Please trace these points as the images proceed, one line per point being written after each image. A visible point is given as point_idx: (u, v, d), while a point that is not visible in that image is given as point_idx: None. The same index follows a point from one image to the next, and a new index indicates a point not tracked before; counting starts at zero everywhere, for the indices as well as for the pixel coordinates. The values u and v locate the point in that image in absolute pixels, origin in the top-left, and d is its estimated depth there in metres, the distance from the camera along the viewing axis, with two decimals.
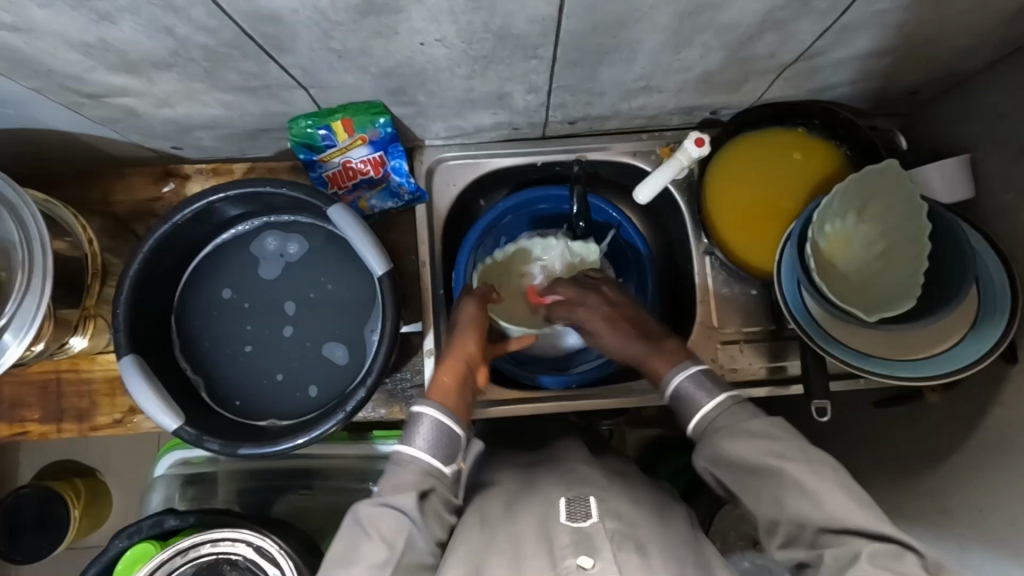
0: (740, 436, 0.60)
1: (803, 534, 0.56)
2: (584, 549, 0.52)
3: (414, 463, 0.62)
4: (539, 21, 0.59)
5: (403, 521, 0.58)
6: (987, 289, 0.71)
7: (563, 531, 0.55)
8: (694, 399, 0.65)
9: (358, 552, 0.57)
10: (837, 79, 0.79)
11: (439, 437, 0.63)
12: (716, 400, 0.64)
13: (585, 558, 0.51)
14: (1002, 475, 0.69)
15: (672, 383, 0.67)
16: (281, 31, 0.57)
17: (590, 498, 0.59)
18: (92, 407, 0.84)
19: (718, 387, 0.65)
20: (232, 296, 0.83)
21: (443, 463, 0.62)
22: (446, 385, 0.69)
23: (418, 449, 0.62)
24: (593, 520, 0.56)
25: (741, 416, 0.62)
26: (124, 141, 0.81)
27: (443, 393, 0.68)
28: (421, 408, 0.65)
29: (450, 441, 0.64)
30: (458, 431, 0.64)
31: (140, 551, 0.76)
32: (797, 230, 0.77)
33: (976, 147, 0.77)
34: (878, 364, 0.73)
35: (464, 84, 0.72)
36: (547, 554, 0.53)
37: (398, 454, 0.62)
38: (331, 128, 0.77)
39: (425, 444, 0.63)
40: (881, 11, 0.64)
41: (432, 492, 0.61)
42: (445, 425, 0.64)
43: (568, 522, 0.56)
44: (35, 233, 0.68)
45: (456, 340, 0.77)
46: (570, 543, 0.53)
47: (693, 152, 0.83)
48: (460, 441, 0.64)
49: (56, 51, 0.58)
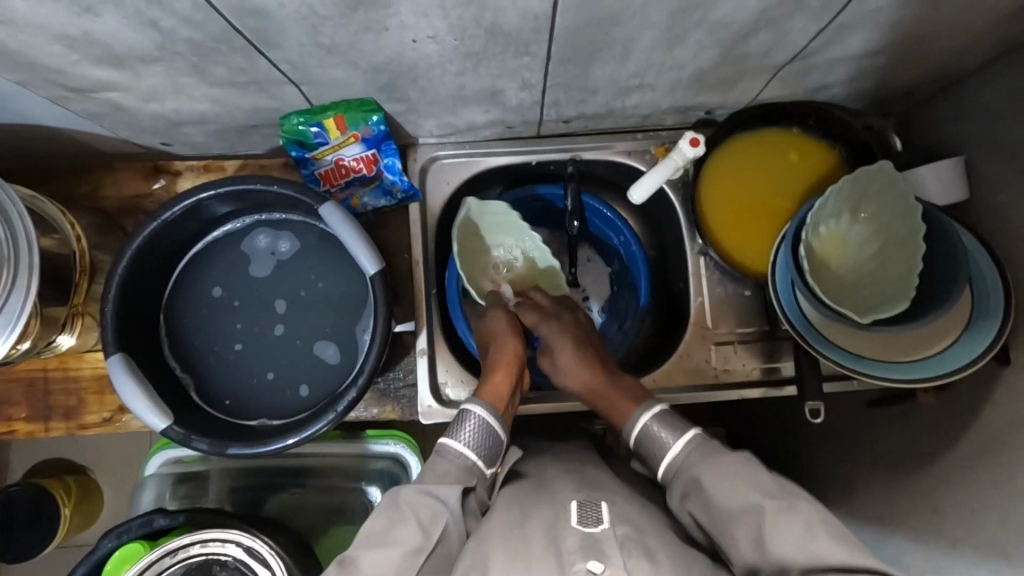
0: (716, 470, 0.61)
1: (784, 574, 0.54)
2: (593, 553, 0.52)
3: (458, 458, 0.63)
4: (531, 17, 0.59)
5: (439, 509, 0.58)
6: (980, 290, 0.71)
7: (573, 535, 0.54)
8: (660, 442, 0.67)
9: (394, 534, 0.56)
10: (831, 78, 0.79)
11: (485, 438, 0.65)
12: (684, 438, 0.65)
13: (595, 562, 0.51)
14: (992, 477, 0.69)
15: (636, 425, 0.69)
16: (269, 26, 0.56)
17: (602, 503, 0.59)
18: (80, 405, 0.83)
19: (685, 426, 0.67)
20: (222, 294, 0.82)
21: (483, 465, 0.65)
22: (495, 391, 0.72)
23: (465, 445, 0.64)
24: (604, 525, 0.55)
25: (706, 455, 0.63)
26: (113, 137, 0.80)
27: (493, 398, 0.71)
28: (469, 407, 0.67)
29: (494, 444, 0.66)
30: (501, 435, 0.67)
31: (129, 551, 0.76)
32: (792, 232, 0.76)
33: (970, 148, 0.77)
34: (871, 366, 0.73)
35: (456, 80, 0.71)
36: (553, 555, 0.53)
37: (444, 447, 0.64)
38: (323, 126, 0.76)
39: (472, 441, 0.65)
40: (875, 10, 0.64)
41: (472, 490, 0.63)
42: (491, 429, 0.66)
43: (579, 526, 0.55)
44: (20, 230, 0.68)
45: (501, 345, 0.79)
46: (579, 548, 0.52)
47: (688, 152, 0.83)
48: (501, 446, 0.67)
49: (40, 44, 0.57)
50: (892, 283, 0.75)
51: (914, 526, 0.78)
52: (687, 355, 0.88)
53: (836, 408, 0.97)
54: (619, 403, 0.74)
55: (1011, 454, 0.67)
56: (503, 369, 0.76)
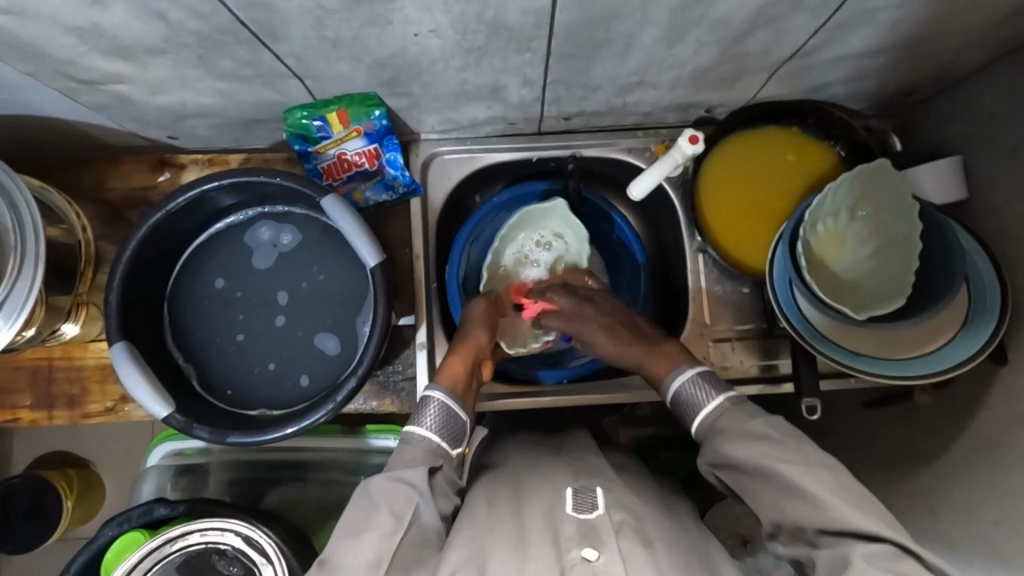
0: (741, 436, 0.61)
1: (803, 534, 0.56)
2: (589, 541, 0.53)
3: (423, 442, 0.63)
4: (532, 13, 0.59)
5: (411, 494, 0.58)
6: (976, 290, 0.71)
7: (569, 522, 0.55)
8: (695, 400, 0.68)
9: (367, 521, 0.56)
10: (830, 78, 0.80)
11: (447, 421, 0.66)
12: (717, 401, 0.66)
13: (590, 550, 0.52)
14: (991, 473, 0.69)
15: (671, 390, 0.70)
16: (274, 18, 0.57)
17: (597, 488, 0.59)
18: (83, 394, 0.84)
19: (717, 388, 0.67)
20: (225, 285, 0.83)
21: (449, 446, 0.65)
22: (453, 373, 0.71)
23: (428, 429, 0.64)
24: (598, 511, 0.56)
25: (737, 418, 0.63)
26: (119, 129, 0.81)
27: (450, 381, 0.70)
28: (430, 394, 0.67)
29: (456, 426, 0.66)
30: (463, 417, 0.67)
31: (129, 539, 0.76)
32: (789, 232, 0.77)
33: (969, 148, 0.77)
34: (868, 362, 0.73)
35: (458, 76, 0.72)
36: (551, 541, 0.54)
37: (408, 434, 0.64)
38: (326, 119, 0.77)
39: (434, 425, 0.65)
40: (873, 9, 0.64)
41: (439, 470, 0.63)
42: (452, 412, 0.66)
43: (574, 513, 0.56)
44: (28, 219, 0.69)
45: (467, 334, 0.79)
46: (576, 534, 0.54)
47: (688, 149, 0.84)
48: (465, 427, 0.67)
49: (50, 34, 0.58)
50: (890, 282, 0.75)
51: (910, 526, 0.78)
52: (685, 351, 0.88)
53: (835, 408, 0.97)
54: (657, 367, 0.74)
55: (1008, 453, 0.67)
56: (460, 354, 0.75)
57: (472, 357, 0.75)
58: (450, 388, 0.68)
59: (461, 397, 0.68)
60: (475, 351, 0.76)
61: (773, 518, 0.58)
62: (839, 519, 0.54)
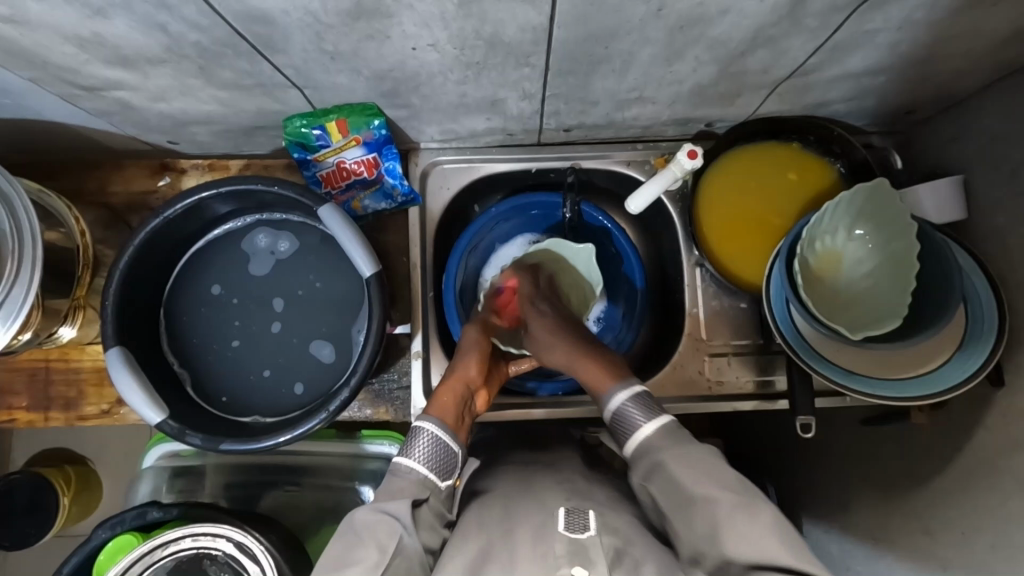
0: (686, 459, 0.62)
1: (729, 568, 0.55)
2: (579, 560, 0.53)
3: (411, 473, 0.64)
4: (531, 30, 0.59)
5: (395, 527, 0.58)
6: (973, 313, 0.70)
7: (560, 540, 0.56)
8: (633, 420, 0.68)
9: (353, 555, 0.56)
10: (831, 96, 0.79)
11: (437, 453, 0.66)
12: (657, 421, 0.66)
13: (580, 569, 0.53)
14: (986, 500, 0.68)
15: (614, 402, 0.70)
16: (273, 31, 0.57)
17: (589, 510, 0.60)
18: (80, 397, 0.85)
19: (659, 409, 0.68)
20: (222, 292, 0.83)
21: (438, 478, 0.65)
22: (441, 403, 0.72)
23: (417, 461, 0.65)
24: (590, 532, 0.57)
25: (675, 439, 0.65)
26: (121, 134, 0.81)
27: (441, 411, 0.71)
28: (421, 424, 0.68)
29: (447, 458, 0.67)
30: (455, 448, 0.68)
31: (121, 542, 0.76)
32: (786, 247, 0.76)
33: (970, 169, 0.77)
34: (864, 382, 0.73)
35: (457, 89, 0.72)
36: (539, 560, 0.54)
37: (397, 465, 0.65)
38: (326, 129, 0.77)
39: (423, 457, 0.65)
40: (873, 30, 0.64)
41: (426, 503, 0.63)
42: (442, 443, 0.67)
43: (566, 531, 0.57)
44: (26, 224, 0.69)
45: (459, 362, 0.78)
46: (566, 553, 0.54)
47: (685, 164, 0.83)
48: (455, 458, 0.68)
49: (51, 44, 0.58)
50: (884, 302, 0.75)
51: (906, 545, 0.78)
52: (681, 366, 0.88)
53: (832, 424, 0.96)
54: (597, 379, 0.74)
55: (1006, 478, 0.67)
56: (450, 385, 0.75)
57: (462, 388, 0.75)
58: (441, 420, 0.69)
59: (452, 429, 0.69)
60: (466, 380, 0.76)
61: (701, 543, 0.57)
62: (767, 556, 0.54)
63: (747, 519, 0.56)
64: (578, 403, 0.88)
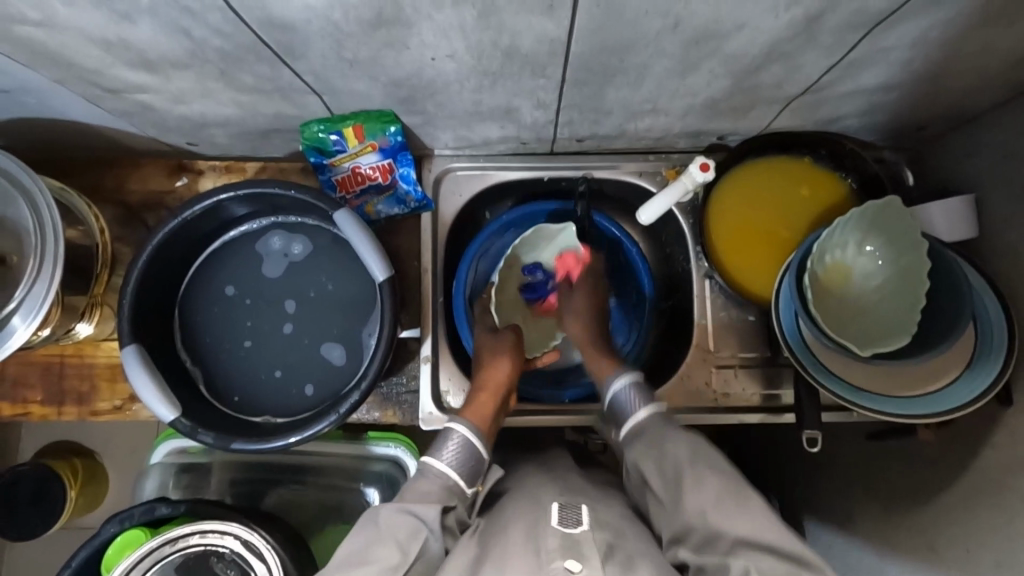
0: (682, 439, 0.67)
1: (717, 543, 0.59)
2: (572, 554, 0.55)
3: (440, 478, 0.66)
4: (547, 42, 0.60)
5: (419, 527, 0.60)
6: (983, 331, 0.71)
7: (553, 535, 0.57)
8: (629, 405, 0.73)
9: (373, 552, 0.58)
10: (844, 111, 0.79)
11: (466, 459, 0.69)
12: (650, 407, 0.72)
13: (574, 562, 0.54)
14: (991, 517, 0.69)
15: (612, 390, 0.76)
16: (295, 38, 0.58)
17: (582, 505, 0.63)
18: (92, 392, 0.86)
19: (650, 398, 0.73)
20: (235, 292, 0.84)
21: (465, 484, 0.68)
22: (476, 411, 0.74)
23: (446, 465, 0.67)
24: (583, 527, 0.59)
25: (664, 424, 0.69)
26: (141, 135, 0.82)
27: (474, 417, 0.73)
28: (452, 427, 0.70)
29: (475, 464, 0.69)
30: (483, 453, 0.70)
31: (129, 537, 0.77)
32: (797, 260, 0.76)
33: (981, 187, 0.77)
34: (869, 398, 0.73)
35: (472, 97, 0.73)
36: (533, 553, 0.56)
37: (427, 467, 0.67)
38: (342, 134, 0.78)
39: (453, 463, 0.68)
40: (887, 48, 0.64)
41: (454, 509, 0.65)
42: (472, 448, 0.69)
43: (559, 526, 0.58)
44: (48, 223, 0.70)
45: (495, 364, 0.82)
46: (559, 547, 0.56)
47: (698, 176, 0.84)
48: (483, 463, 0.70)
49: (78, 46, 0.60)
50: (892, 320, 0.75)
51: (909, 560, 0.78)
52: (688, 376, 0.88)
53: (836, 439, 0.96)
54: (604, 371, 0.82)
55: (1009, 497, 0.67)
56: (488, 389, 0.78)
57: (499, 391, 0.78)
58: (474, 424, 0.71)
59: (484, 434, 0.71)
60: (502, 384, 0.79)
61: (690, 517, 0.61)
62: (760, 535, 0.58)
63: (738, 501, 0.61)
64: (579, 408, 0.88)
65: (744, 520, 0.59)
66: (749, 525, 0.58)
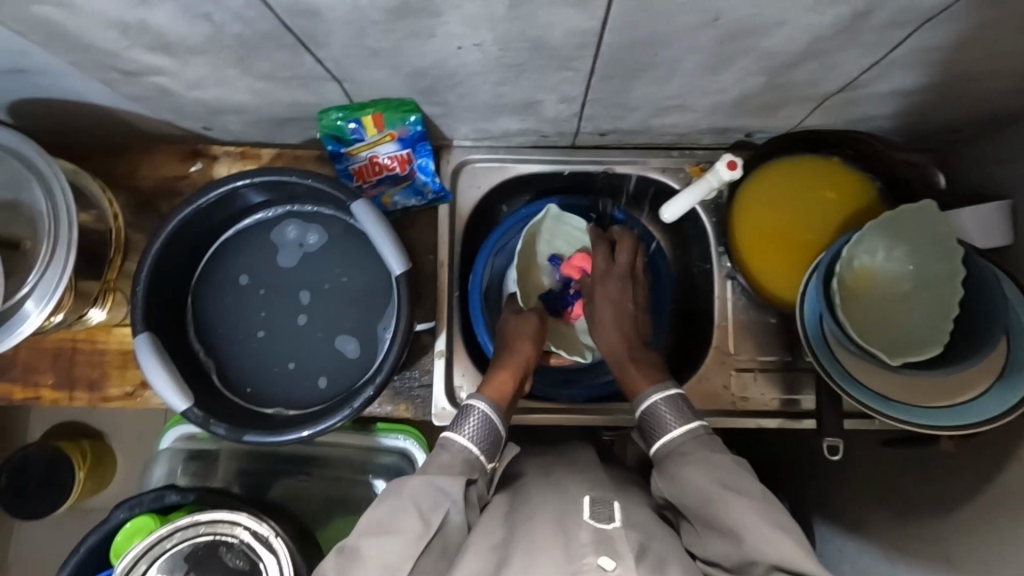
0: (704, 460, 0.64)
1: (755, 569, 0.56)
2: (605, 551, 0.53)
3: (462, 451, 0.65)
4: (578, 34, 0.58)
5: (440, 500, 0.60)
6: (1015, 344, 0.68)
7: (586, 530, 0.56)
8: (662, 422, 0.69)
9: (396, 519, 0.57)
10: (878, 111, 0.77)
11: (486, 434, 0.67)
12: (687, 427, 0.67)
13: (607, 559, 0.52)
14: (1012, 532, 0.67)
15: (646, 402, 0.71)
16: (318, 25, 0.57)
17: (613, 503, 0.62)
18: (103, 378, 0.85)
19: (691, 415, 0.69)
20: (249, 282, 0.83)
21: (486, 459, 0.67)
22: (496, 390, 0.74)
23: (465, 438, 0.66)
24: (615, 524, 0.58)
25: (706, 446, 0.66)
26: (156, 119, 0.81)
27: (493, 396, 0.73)
28: (473, 403, 0.69)
29: (493, 440, 0.68)
30: (501, 430, 0.69)
31: (139, 524, 0.76)
32: (825, 263, 0.74)
33: (1017, 194, 0.74)
34: (895, 408, 0.70)
35: (496, 89, 0.71)
36: (563, 547, 0.54)
37: (448, 440, 0.66)
38: (361, 122, 0.76)
39: (473, 436, 0.67)
40: (932, 48, 0.62)
41: (475, 482, 0.64)
42: (492, 425, 0.68)
43: (592, 522, 0.58)
44: (62, 207, 0.69)
45: (517, 348, 0.81)
46: (591, 543, 0.54)
47: (724, 174, 0.81)
48: (501, 442, 0.69)
49: (95, 28, 0.58)
50: (921, 329, 0.73)
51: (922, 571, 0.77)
52: (705, 379, 0.87)
53: (851, 446, 0.95)
54: (638, 385, 0.76)
55: None
56: (508, 370, 0.78)
57: (517, 375, 0.77)
58: (493, 402, 0.70)
59: (503, 413, 0.70)
60: (520, 366, 0.79)
61: (727, 545, 0.58)
62: (795, 561, 0.55)
63: (771, 522, 0.58)
64: (582, 410, 0.87)
65: (777, 542, 0.56)
66: (785, 549, 0.55)
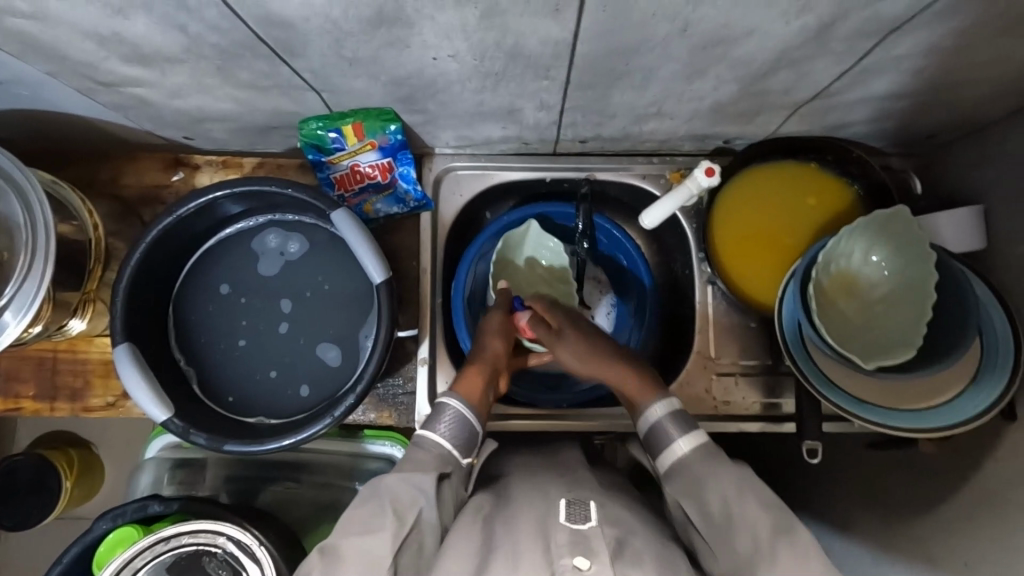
0: (716, 472, 0.63)
1: None
2: (580, 550, 0.53)
3: (435, 447, 0.66)
4: (552, 43, 0.59)
5: (419, 496, 0.60)
6: (988, 345, 0.69)
7: (562, 530, 0.56)
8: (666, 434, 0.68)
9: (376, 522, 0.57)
10: (853, 117, 0.78)
11: (461, 430, 0.68)
12: (693, 438, 0.66)
13: (582, 558, 0.53)
14: (991, 531, 0.68)
15: (653, 417, 0.70)
16: (293, 36, 0.57)
17: (589, 502, 0.61)
18: (85, 388, 0.85)
19: (692, 425, 0.68)
20: (230, 292, 0.83)
21: (460, 454, 0.68)
22: (469, 384, 0.73)
23: (440, 435, 0.67)
24: (591, 523, 0.57)
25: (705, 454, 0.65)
26: (137, 128, 0.81)
27: (466, 391, 0.72)
28: (446, 401, 0.70)
29: (468, 435, 0.69)
30: (477, 426, 0.70)
31: (122, 535, 0.76)
32: (802, 269, 0.75)
33: (991, 199, 0.76)
34: (873, 411, 0.70)
35: (476, 97, 0.71)
36: (541, 549, 0.55)
37: (422, 437, 0.67)
38: (342, 132, 0.76)
39: (447, 432, 0.68)
40: (902, 56, 0.63)
41: (449, 478, 0.65)
42: (467, 421, 0.69)
43: (567, 522, 0.57)
44: (39, 217, 0.69)
45: (485, 342, 0.80)
46: (566, 543, 0.54)
47: (702, 181, 0.82)
48: (477, 438, 0.70)
49: (70, 40, 0.58)
50: (897, 331, 0.74)
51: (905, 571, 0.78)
52: (688, 383, 0.88)
53: (836, 448, 0.96)
54: (637, 392, 0.74)
55: (1009, 510, 0.66)
56: (477, 366, 0.76)
57: (489, 368, 0.77)
58: (466, 398, 0.70)
59: (476, 408, 0.71)
60: (491, 360, 0.78)
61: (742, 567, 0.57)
62: None
63: (787, 546, 0.57)
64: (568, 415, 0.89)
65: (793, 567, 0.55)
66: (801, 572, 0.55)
